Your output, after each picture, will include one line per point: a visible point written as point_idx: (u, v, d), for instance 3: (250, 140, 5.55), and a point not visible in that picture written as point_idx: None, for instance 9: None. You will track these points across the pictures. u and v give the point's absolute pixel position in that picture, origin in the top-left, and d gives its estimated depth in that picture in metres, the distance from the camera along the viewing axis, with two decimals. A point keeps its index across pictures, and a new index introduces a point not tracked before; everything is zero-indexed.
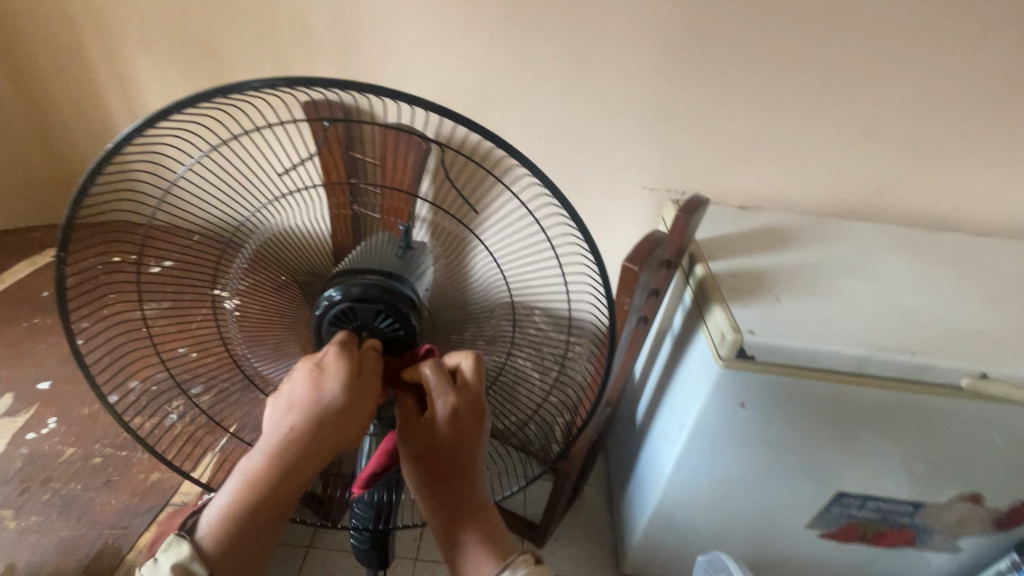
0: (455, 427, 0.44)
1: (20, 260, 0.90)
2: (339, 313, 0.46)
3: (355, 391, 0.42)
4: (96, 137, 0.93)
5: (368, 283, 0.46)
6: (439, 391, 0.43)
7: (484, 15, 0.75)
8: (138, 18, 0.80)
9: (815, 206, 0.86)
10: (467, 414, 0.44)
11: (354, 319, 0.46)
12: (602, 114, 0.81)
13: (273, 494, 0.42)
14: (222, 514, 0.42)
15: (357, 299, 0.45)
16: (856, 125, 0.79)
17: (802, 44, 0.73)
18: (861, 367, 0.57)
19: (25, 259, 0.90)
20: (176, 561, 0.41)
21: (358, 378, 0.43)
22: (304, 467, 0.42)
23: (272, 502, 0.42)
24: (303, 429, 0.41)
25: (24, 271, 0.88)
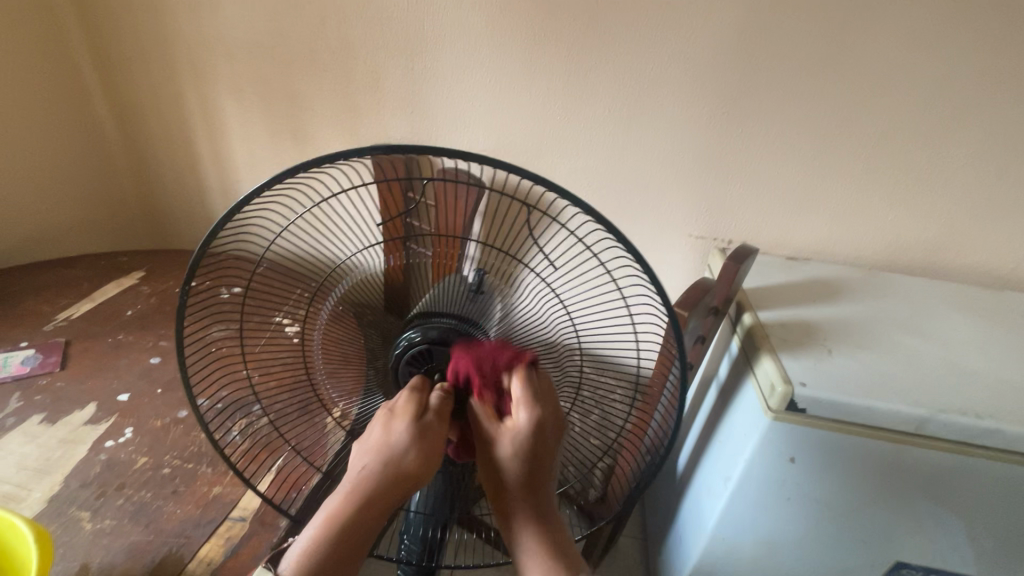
0: (536, 435, 0.45)
1: (109, 280, 0.99)
2: (416, 354, 0.49)
3: (424, 431, 0.45)
4: (185, 172, 1.03)
5: (445, 327, 0.49)
6: (527, 404, 0.44)
7: (541, 71, 0.80)
8: (229, 70, 0.90)
9: (866, 260, 0.85)
10: (550, 429, 0.45)
11: (429, 361, 0.49)
12: (651, 163, 0.84)
13: (352, 530, 0.43)
14: (304, 548, 0.43)
15: (434, 341, 0.48)
16: (908, 178, 0.78)
17: (853, 103, 0.75)
18: (920, 429, 0.55)
19: (113, 279, 0.99)
20: None
21: (426, 418, 0.45)
22: (381, 503, 0.44)
23: (350, 537, 0.43)
24: (377, 467, 0.44)
25: (112, 290, 0.97)
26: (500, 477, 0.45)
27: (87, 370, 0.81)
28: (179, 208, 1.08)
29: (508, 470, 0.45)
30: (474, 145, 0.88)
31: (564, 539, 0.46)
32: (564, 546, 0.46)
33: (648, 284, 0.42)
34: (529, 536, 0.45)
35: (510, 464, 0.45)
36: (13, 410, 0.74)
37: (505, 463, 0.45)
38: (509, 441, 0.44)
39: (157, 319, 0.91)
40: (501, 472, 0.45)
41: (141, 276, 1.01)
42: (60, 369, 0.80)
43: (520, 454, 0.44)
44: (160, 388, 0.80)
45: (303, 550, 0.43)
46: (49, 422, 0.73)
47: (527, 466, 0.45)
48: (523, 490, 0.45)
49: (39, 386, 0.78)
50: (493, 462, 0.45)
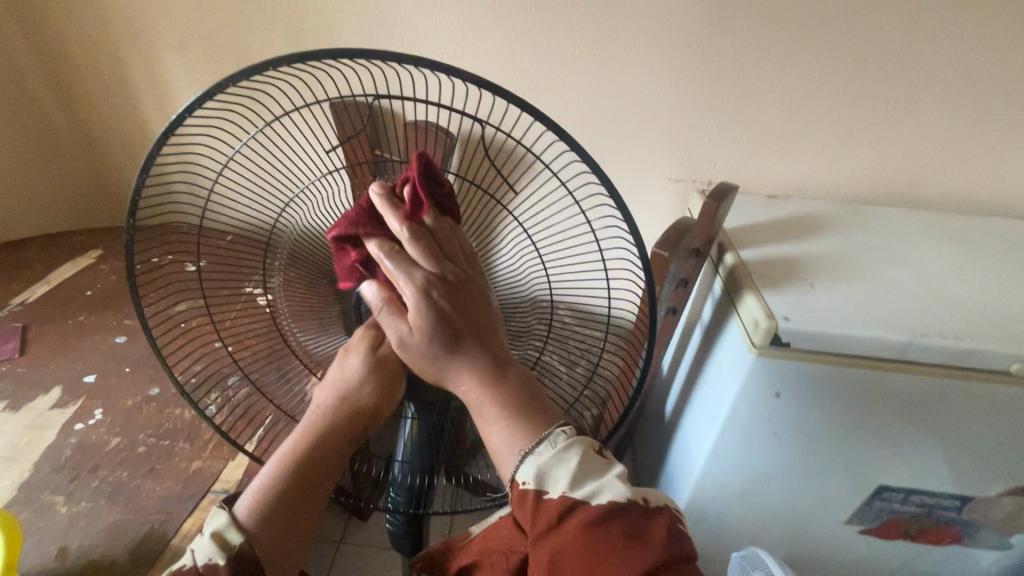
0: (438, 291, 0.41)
1: (65, 262, 0.94)
2: None
3: (380, 360, 0.46)
4: (134, 142, 0.97)
5: None
6: (418, 261, 0.41)
7: (502, 11, 0.76)
8: (168, 26, 0.83)
9: (845, 194, 0.84)
10: (455, 282, 0.42)
11: None
12: (624, 107, 0.81)
13: (310, 470, 0.45)
14: (261, 487, 0.45)
15: None
16: (887, 109, 0.76)
17: (834, 27, 0.71)
18: (901, 354, 0.55)
19: (68, 260, 0.94)
20: (215, 530, 0.43)
21: (378, 352, 0.47)
22: (338, 446, 0.46)
23: (308, 476, 0.45)
24: (335, 403, 0.46)
25: (68, 271, 0.92)
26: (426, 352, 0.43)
27: (49, 355, 0.78)
28: (133, 182, 1.02)
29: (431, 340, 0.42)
30: None
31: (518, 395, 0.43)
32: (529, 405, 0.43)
33: (625, 221, 0.41)
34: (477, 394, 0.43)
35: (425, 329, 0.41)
36: None
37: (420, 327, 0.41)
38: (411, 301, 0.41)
39: (121, 299, 0.88)
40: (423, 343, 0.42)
41: (99, 255, 0.96)
42: (19, 354, 0.77)
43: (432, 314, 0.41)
44: (128, 367, 0.78)
45: (260, 491, 0.45)
46: (13, 409, 0.71)
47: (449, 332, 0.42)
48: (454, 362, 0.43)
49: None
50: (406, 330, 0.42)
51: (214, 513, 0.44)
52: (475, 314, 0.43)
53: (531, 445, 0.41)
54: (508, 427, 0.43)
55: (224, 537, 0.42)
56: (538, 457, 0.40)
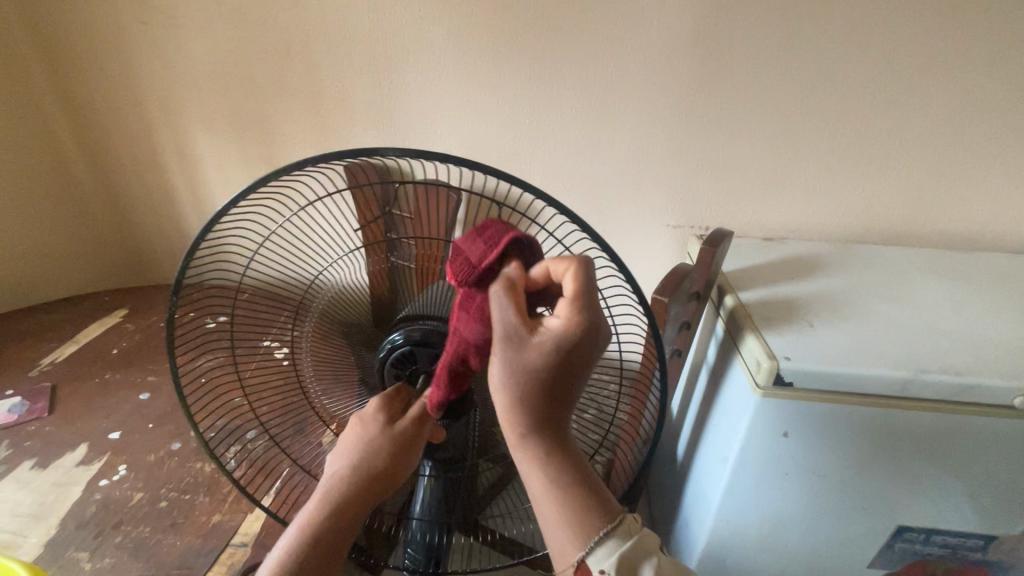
0: (577, 356, 0.40)
1: (92, 321, 0.98)
2: (400, 355, 0.50)
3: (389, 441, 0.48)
4: (161, 206, 1.03)
5: (427, 328, 0.49)
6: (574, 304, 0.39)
7: (505, 77, 0.82)
8: (197, 101, 0.90)
9: (841, 234, 0.87)
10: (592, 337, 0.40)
11: (413, 361, 0.50)
12: (622, 159, 0.86)
13: (321, 546, 0.48)
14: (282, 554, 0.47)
15: (417, 342, 0.49)
16: (872, 153, 0.81)
17: (812, 82, 0.77)
18: (904, 391, 0.56)
19: (96, 319, 0.98)
20: None
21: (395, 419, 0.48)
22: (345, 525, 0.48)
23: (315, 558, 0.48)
24: (351, 472, 0.48)
25: (95, 330, 0.96)
26: (517, 392, 0.42)
27: (75, 413, 0.80)
28: (158, 243, 1.07)
29: (528, 379, 0.41)
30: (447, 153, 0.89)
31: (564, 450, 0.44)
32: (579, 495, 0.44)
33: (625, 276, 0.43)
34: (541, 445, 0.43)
35: (535, 369, 0.40)
36: (3, 458, 0.73)
37: (534, 367, 0.40)
38: (545, 346, 0.39)
39: (144, 355, 0.91)
40: (523, 381, 0.41)
41: (125, 314, 1.00)
42: (48, 413, 0.79)
43: (548, 362, 0.40)
44: (151, 422, 0.79)
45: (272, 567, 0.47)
46: (40, 467, 0.72)
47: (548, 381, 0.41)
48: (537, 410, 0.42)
49: (28, 432, 0.77)
50: (517, 361, 0.40)
51: None
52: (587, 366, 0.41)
53: (609, 527, 0.43)
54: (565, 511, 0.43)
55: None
56: (609, 542, 0.42)
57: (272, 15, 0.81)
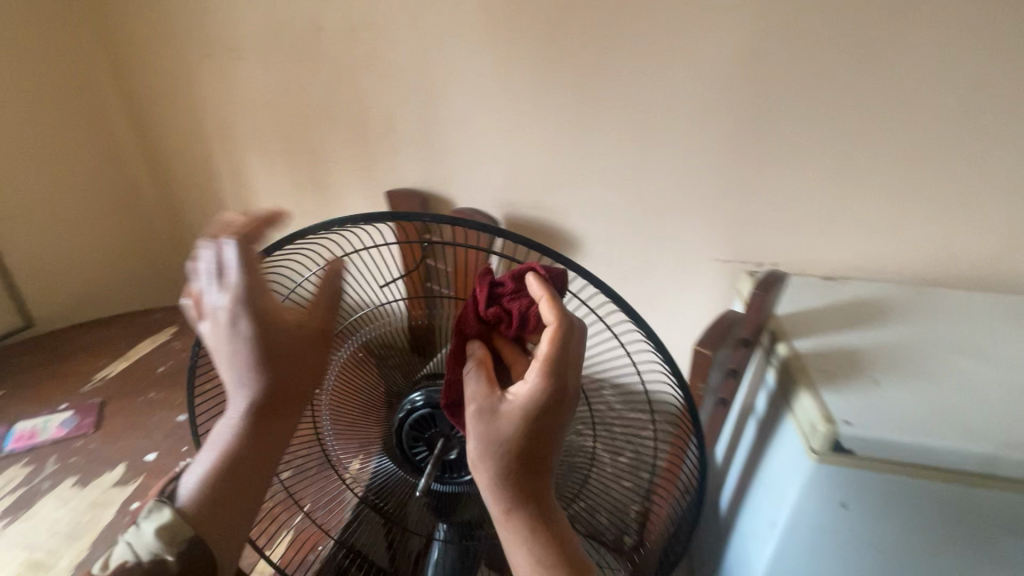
0: (550, 414, 0.42)
1: (147, 337, 1.03)
2: (420, 417, 0.52)
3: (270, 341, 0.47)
4: (216, 226, 1.08)
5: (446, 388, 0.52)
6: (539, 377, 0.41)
7: (547, 104, 0.80)
8: (252, 128, 0.94)
9: (913, 276, 0.79)
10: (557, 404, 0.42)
11: (432, 424, 0.52)
12: (668, 189, 0.82)
13: (237, 457, 0.50)
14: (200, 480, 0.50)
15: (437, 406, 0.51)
16: (952, 189, 0.72)
17: (885, 113, 0.69)
18: (989, 467, 0.49)
19: (149, 336, 1.04)
20: (159, 525, 0.48)
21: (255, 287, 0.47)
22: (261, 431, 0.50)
23: (238, 471, 0.50)
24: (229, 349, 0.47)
25: (146, 347, 1.01)
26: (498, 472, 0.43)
27: (119, 432, 0.84)
28: None
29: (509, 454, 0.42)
30: (487, 181, 0.88)
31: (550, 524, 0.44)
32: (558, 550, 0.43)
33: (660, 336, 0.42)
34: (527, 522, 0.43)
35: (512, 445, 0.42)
36: (49, 473, 0.77)
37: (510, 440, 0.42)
38: (514, 419, 0.42)
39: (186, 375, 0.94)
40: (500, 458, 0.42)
41: (178, 331, 1.05)
42: (94, 430, 0.84)
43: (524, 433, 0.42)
44: (185, 445, 0.82)
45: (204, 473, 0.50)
46: (82, 485, 0.76)
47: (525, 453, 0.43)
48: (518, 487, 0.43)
49: (75, 448, 0.81)
50: (493, 432, 0.42)
51: (152, 511, 0.49)
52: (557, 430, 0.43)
53: None
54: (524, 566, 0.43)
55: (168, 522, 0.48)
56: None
57: (323, 48, 0.84)
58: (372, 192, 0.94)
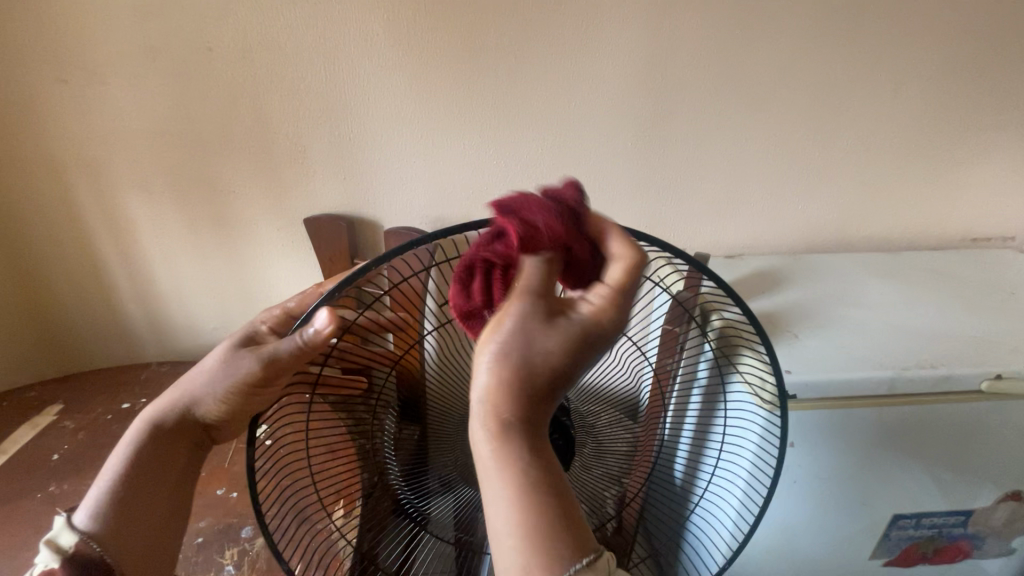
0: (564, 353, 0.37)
1: (18, 425, 0.85)
2: None
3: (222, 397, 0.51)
4: (87, 281, 0.91)
5: None
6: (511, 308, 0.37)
7: (467, 117, 0.81)
8: (131, 162, 0.82)
9: (790, 246, 0.94)
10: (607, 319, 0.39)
11: None
12: (589, 191, 0.87)
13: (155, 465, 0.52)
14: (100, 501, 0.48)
15: None
16: (809, 170, 0.88)
17: (757, 112, 0.83)
18: (891, 387, 0.61)
19: (23, 422, 0.86)
20: (52, 538, 0.46)
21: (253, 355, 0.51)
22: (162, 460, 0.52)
23: (147, 476, 0.51)
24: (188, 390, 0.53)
25: (27, 433, 0.84)
26: (503, 409, 0.36)
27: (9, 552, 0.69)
28: (82, 321, 0.95)
29: (512, 398, 0.36)
30: (416, 199, 0.87)
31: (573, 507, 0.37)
32: (569, 515, 0.36)
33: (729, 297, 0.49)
34: (528, 484, 0.36)
35: (520, 379, 0.37)
36: None
37: (513, 378, 0.36)
38: (504, 336, 0.37)
39: (93, 459, 0.80)
40: (518, 394, 0.36)
41: (59, 411, 0.88)
42: None
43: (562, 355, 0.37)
44: None
45: (98, 502, 0.48)
46: None
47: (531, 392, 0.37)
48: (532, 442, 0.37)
49: None
50: (525, 354, 0.37)
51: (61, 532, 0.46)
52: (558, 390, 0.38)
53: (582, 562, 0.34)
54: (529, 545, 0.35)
55: (74, 542, 0.46)
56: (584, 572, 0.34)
57: (216, 69, 0.76)
58: (288, 220, 0.87)
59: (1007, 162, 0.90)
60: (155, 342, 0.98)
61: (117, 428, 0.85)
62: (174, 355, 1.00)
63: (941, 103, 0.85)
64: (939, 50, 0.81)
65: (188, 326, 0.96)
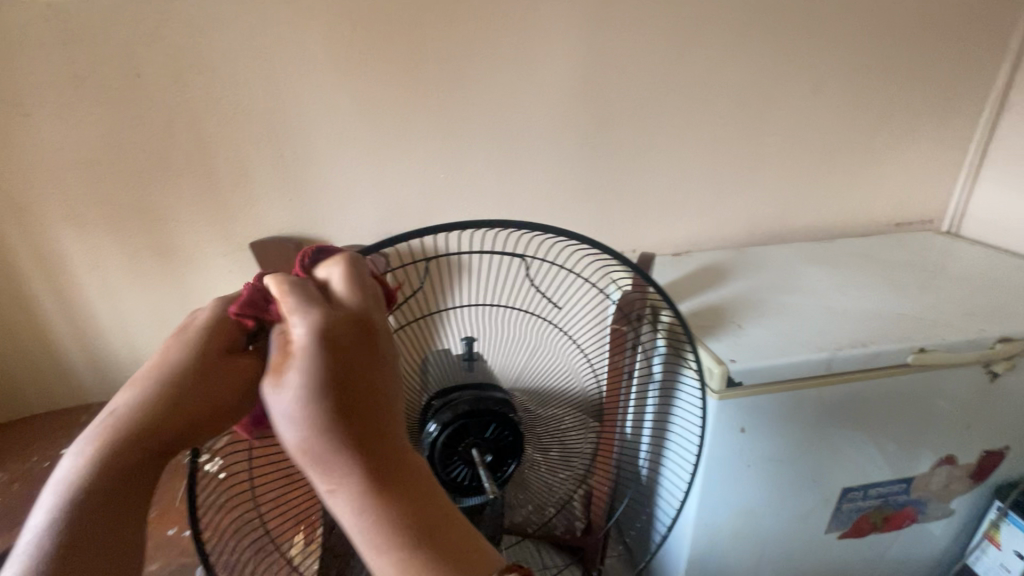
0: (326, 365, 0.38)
1: None
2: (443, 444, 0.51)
3: (183, 403, 0.40)
4: (16, 322, 0.86)
5: (468, 399, 0.52)
6: (298, 319, 0.39)
7: (412, 133, 0.82)
8: (60, 196, 0.78)
9: (733, 241, 0.98)
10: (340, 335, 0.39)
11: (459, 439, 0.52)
12: (538, 198, 0.89)
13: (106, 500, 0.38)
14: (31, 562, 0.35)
15: (467, 414, 0.51)
16: (744, 167, 0.93)
17: (690, 115, 0.87)
18: (829, 367, 0.65)
19: None
20: None
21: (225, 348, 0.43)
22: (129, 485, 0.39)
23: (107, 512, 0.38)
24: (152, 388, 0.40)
25: None
26: (308, 429, 0.37)
27: None
28: (13, 365, 0.89)
29: (329, 423, 0.37)
30: (365, 217, 0.86)
31: (433, 519, 0.38)
32: (434, 548, 0.37)
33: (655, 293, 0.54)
34: (376, 505, 0.37)
35: (319, 407, 0.37)
36: None
37: (314, 409, 0.37)
38: (297, 370, 0.38)
39: (31, 510, 0.75)
40: (327, 423, 0.37)
41: None
42: None
43: (330, 374, 0.38)
44: None
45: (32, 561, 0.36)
46: None
47: (356, 414, 0.38)
48: (374, 463, 0.38)
49: None
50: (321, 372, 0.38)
51: None
52: (381, 406, 0.40)
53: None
54: (398, 567, 0.36)
55: None
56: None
57: (147, 94, 0.74)
58: (233, 245, 0.85)
59: (920, 151, 0.98)
60: (95, 382, 0.93)
61: None
62: (117, 394, 0.95)
63: (856, 100, 0.91)
64: (848, 51, 0.87)
65: (132, 362, 0.92)
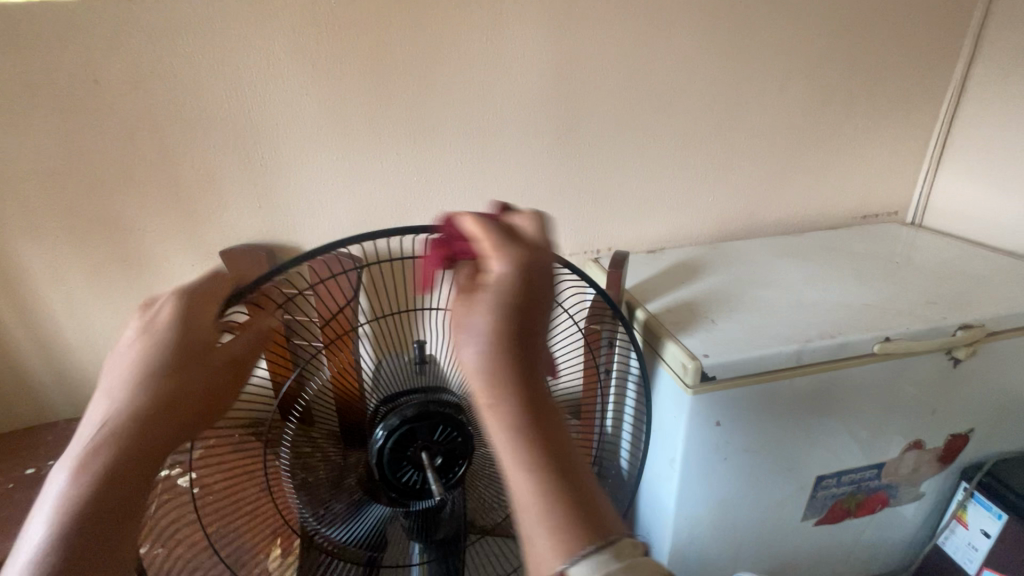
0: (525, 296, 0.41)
1: None
2: (394, 448, 0.51)
3: (177, 393, 0.46)
4: None
5: (419, 404, 0.53)
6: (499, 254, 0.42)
7: (383, 137, 0.81)
8: (19, 209, 0.76)
9: (706, 237, 1.00)
10: (536, 273, 0.42)
11: (412, 443, 0.52)
12: (513, 200, 0.89)
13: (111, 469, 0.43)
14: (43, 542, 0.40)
15: (415, 418, 0.52)
16: (714, 164, 0.94)
17: (659, 114, 0.88)
18: (799, 359, 0.66)
19: None
20: None
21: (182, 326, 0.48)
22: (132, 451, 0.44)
23: (116, 484, 0.43)
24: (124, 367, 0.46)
25: None
26: (487, 366, 0.40)
27: None
28: None
29: (502, 363, 0.40)
30: (338, 222, 0.85)
31: (574, 466, 0.39)
32: (581, 503, 0.37)
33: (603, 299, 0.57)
34: (527, 446, 0.38)
35: (497, 344, 0.40)
36: None
37: (492, 349, 0.40)
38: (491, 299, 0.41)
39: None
40: (501, 363, 0.39)
41: None
42: None
43: (514, 317, 0.41)
44: None
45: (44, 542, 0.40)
46: None
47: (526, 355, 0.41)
48: (529, 408, 0.39)
49: None
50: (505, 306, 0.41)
51: None
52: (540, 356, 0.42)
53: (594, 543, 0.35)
54: (556, 508, 0.37)
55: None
56: (598, 555, 0.35)
57: (107, 103, 0.72)
58: (203, 255, 0.83)
59: (883, 144, 1.00)
60: (62, 399, 0.90)
61: (23, 497, 0.77)
62: (86, 411, 0.92)
63: (820, 96, 0.93)
64: (811, 49, 0.89)
65: (101, 377, 0.90)
